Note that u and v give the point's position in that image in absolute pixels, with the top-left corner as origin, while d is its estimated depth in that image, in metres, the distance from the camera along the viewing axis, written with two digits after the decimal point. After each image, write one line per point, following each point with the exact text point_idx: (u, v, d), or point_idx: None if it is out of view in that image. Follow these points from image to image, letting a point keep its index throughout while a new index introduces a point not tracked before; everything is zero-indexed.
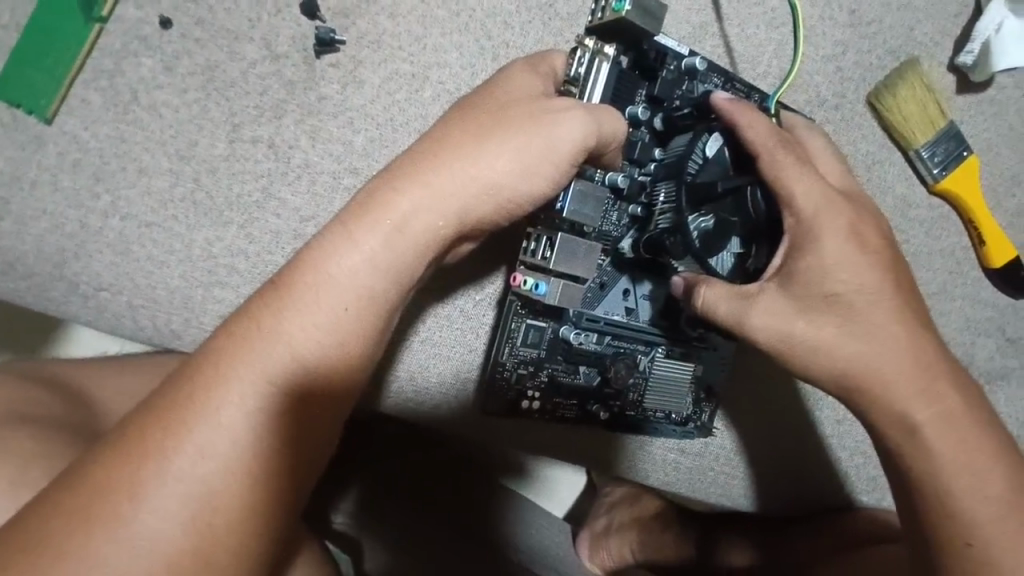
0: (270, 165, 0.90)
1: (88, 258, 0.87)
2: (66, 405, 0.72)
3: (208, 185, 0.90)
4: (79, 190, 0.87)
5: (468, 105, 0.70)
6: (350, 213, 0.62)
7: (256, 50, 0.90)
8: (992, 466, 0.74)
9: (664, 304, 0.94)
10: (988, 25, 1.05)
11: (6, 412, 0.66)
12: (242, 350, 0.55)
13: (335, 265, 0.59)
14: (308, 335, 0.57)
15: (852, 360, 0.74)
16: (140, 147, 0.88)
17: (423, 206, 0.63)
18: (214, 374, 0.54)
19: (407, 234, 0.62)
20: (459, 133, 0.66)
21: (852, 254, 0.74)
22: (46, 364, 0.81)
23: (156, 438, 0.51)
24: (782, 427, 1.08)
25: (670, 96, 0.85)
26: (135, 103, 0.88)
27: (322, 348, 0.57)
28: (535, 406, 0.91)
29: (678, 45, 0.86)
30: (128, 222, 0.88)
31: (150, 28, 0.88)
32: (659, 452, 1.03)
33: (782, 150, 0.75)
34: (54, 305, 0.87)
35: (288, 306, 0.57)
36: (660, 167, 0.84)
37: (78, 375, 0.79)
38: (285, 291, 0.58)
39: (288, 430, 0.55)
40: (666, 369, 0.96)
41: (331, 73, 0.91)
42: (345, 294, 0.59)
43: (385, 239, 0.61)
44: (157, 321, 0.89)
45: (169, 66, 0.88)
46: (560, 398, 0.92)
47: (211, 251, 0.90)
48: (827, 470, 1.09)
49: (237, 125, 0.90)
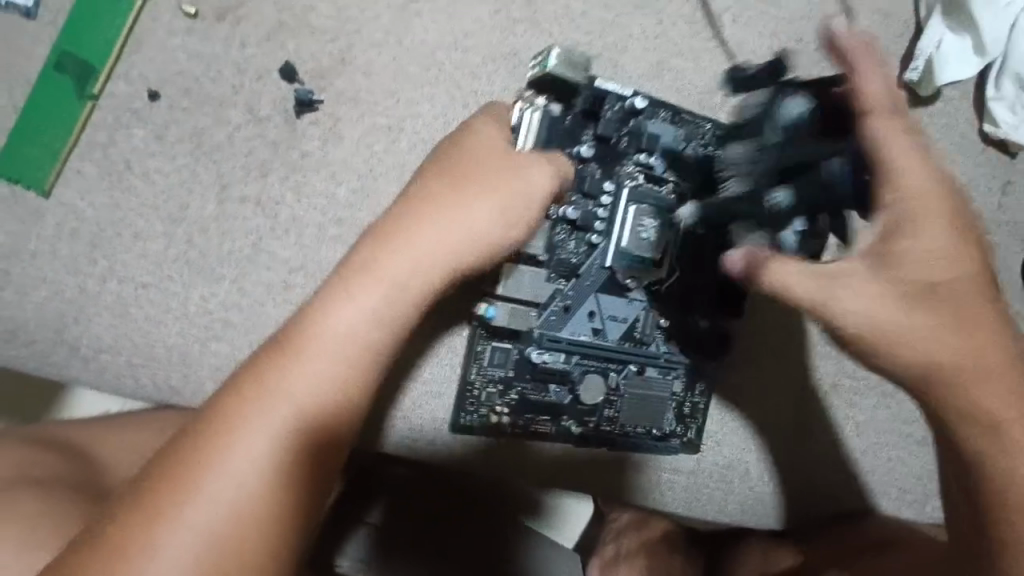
0: (258, 221, 0.95)
1: (87, 322, 0.92)
2: (70, 465, 0.75)
3: (199, 244, 0.94)
4: (77, 257, 0.92)
5: (441, 153, 0.76)
6: (348, 269, 0.65)
7: (240, 114, 0.95)
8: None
9: (633, 325, 0.97)
10: (928, 44, 1.11)
11: (15, 477, 0.69)
12: (247, 401, 0.58)
13: (332, 316, 0.63)
14: (308, 384, 0.60)
15: (956, 353, 0.68)
16: (134, 213, 0.93)
17: (413, 254, 0.67)
18: (221, 427, 0.57)
19: (395, 287, 0.65)
20: (436, 182, 0.71)
21: (954, 241, 0.68)
22: (49, 426, 0.83)
23: (159, 493, 0.54)
24: (798, 428, 1.13)
25: (615, 134, 0.91)
26: (128, 171, 0.93)
27: (322, 396, 0.60)
28: (504, 422, 0.95)
29: (621, 86, 0.91)
30: (125, 285, 0.92)
31: (140, 101, 0.93)
32: (655, 472, 1.08)
33: (892, 114, 0.66)
34: (57, 368, 0.92)
35: (290, 357, 0.61)
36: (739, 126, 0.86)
37: (81, 433, 0.81)
38: (286, 343, 0.62)
39: (291, 477, 0.57)
40: (639, 387, 0.99)
41: (312, 131, 0.96)
42: (343, 346, 0.62)
43: (376, 298, 0.64)
44: (157, 377, 0.93)
45: (159, 135, 0.93)
46: (531, 415, 0.96)
47: (206, 307, 0.94)
48: (846, 471, 1.13)
49: (226, 186, 0.94)
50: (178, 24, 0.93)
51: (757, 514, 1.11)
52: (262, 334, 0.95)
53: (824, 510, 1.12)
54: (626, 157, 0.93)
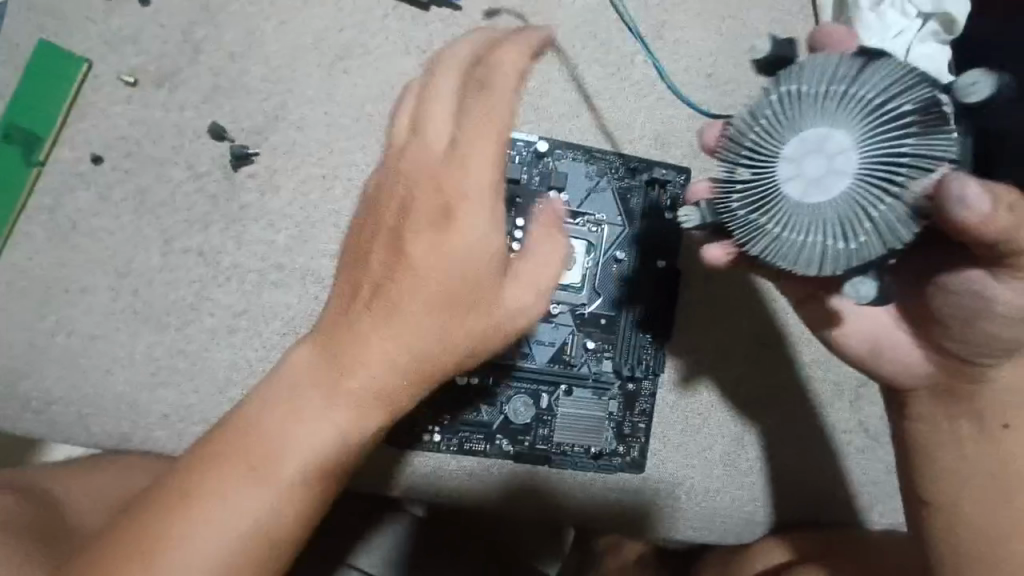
0: (201, 269, 1.00)
1: (39, 376, 0.97)
2: (38, 507, 0.78)
3: (144, 295, 0.99)
4: (28, 314, 0.97)
5: (435, 215, 0.60)
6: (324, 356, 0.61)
7: (181, 171, 1.01)
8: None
9: (559, 348, 1.05)
10: None
11: None
12: (190, 507, 0.56)
13: (297, 417, 0.60)
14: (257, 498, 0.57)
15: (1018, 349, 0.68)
16: (80, 270, 0.98)
17: (393, 337, 0.61)
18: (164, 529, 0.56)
19: (382, 386, 0.61)
20: (417, 246, 0.60)
21: None
22: (29, 470, 0.86)
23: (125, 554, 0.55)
24: (774, 397, 1.12)
25: (523, 177, 1.04)
26: (73, 231, 0.98)
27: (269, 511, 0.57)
28: (437, 440, 1.05)
29: (528, 135, 1.06)
30: (74, 337, 0.98)
31: (84, 165, 0.99)
32: (601, 490, 1.09)
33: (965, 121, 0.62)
34: (6, 422, 0.97)
35: (246, 458, 0.58)
36: (842, 98, 0.61)
37: (57, 478, 0.85)
38: (243, 441, 0.59)
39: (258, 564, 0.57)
40: (571, 406, 1.06)
41: (250, 183, 1.02)
42: (326, 446, 0.60)
43: (354, 401, 0.60)
44: (105, 425, 0.98)
45: (102, 195, 0.99)
46: (463, 433, 1.05)
47: (153, 354, 0.99)
48: (821, 452, 1.12)
49: (169, 239, 1.00)
50: (120, 93, 1.00)
51: (724, 531, 1.11)
52: (207, 379, 0.99)
53: (793, 494, 1.12)
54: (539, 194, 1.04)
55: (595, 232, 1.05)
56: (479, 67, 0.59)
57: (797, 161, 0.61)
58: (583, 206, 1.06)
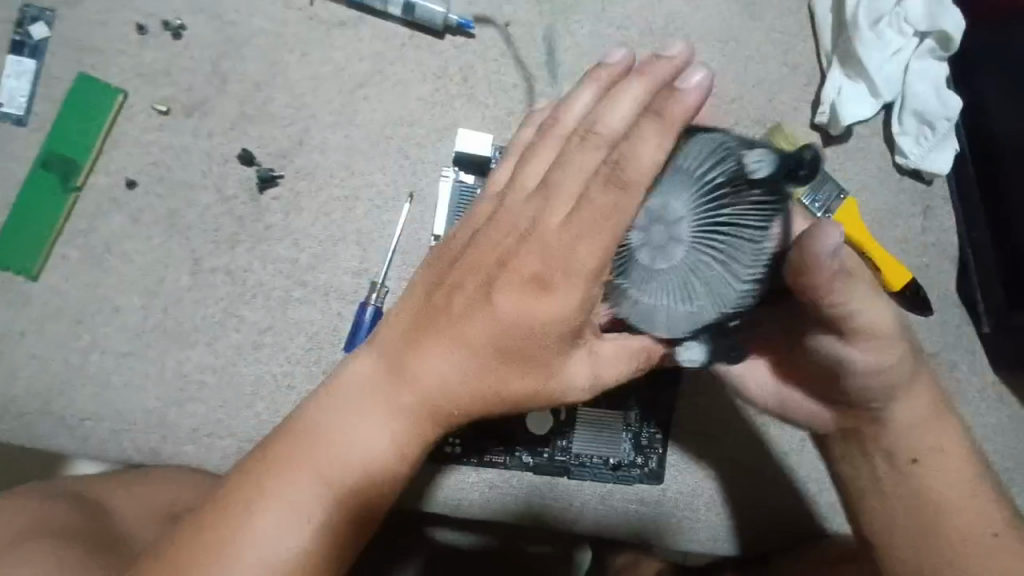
0: (228, 288, 1.04)
1: (74, 393, 1.01)
2: (83, 512, 0.82)
3: (174, 313, 1.03)
4: (63, 333, 1.01)
5: (531, 275, 0.60)
6: (385, 392, 0.63)
7: (209, 195, 1.05)
8: (958, 462, 0.75)
9: None
10: (830, 91, 1.17)
11: (32, 522, 0.78)
12: (255, 525, 0.61)
13: (353, 449, 0.63)
14: (315, 521, 0.63)
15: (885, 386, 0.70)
16: (114, 290, 1.03)
17: (454, 381, 0.62)
18: (228, 544, 0.61)
19: (444, 414, 0.63)
20: (501, 294, 0.60)
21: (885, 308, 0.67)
22: (71, 480, 0.90)
23: (196, 550, 0.61)
24: (713, 433, 1.12)
25: None
26: (107, 253, 1.03)
27: (323, 532, 0.63)
28: (458, 451, 1.10)
29: None
30: (107, 355, 1.02)
31: (118, 190, 1.04)
32: (620, 501, 1.11)
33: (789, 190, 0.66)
34: (40, 439, 1.00)
35: (304, 484, 0.63)
36: (675, 170, 0.64)
37: (98, 486, 0.89)
38: (302, 466, 0.63)
39: (315, 557, 0.62)
40: (588, 417, 1.08)
41: (275, 205, 1.06)
42: (380, 473, 0.64)
43: (411, 416, 0.63)
44: (137, 440, 1.01)
45: (135, 219, 1.04)
46: (484, 444, 1.10)
47: (182, 370, 1.03)
48: (771, 476, 1.12)
49: (198, 259, 1.04)
50: (153, 122, 1.05)
51: (748, 542, 1.10)
52: (234, 394, 1.02)
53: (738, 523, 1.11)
54: None
55: None
56: (626, 141, 0.59)
57: (641, 229, 0.64)
58: None
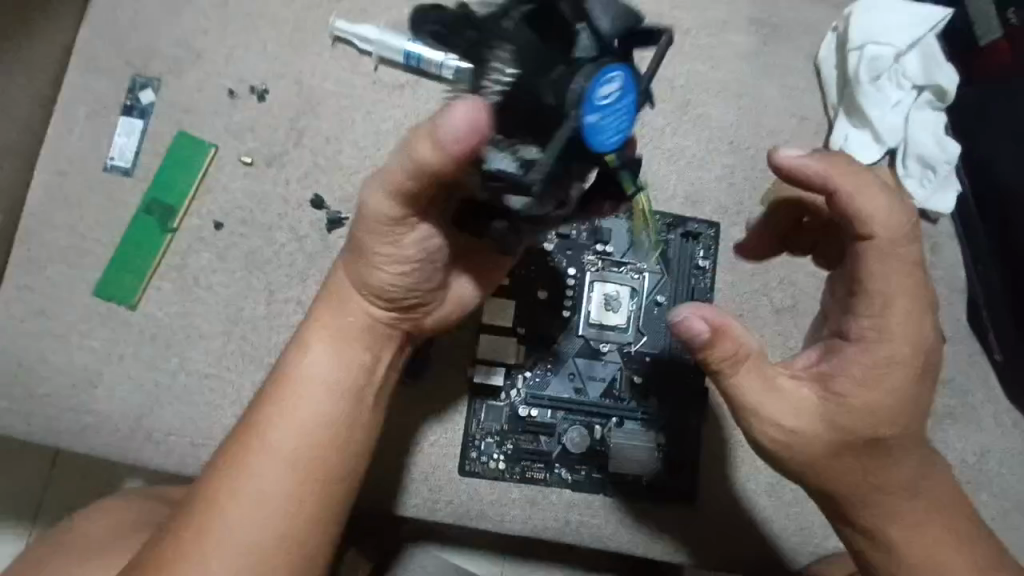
0: (300, 316, 1.17)
1: (161, 410, 1.14)
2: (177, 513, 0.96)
3: (252, 339, 1.16)
4: (155, 355, 1.15)
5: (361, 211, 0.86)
6: (311, 328, 0.86)
7: (284, 234, 1.19)
8: (930, 490, 0.83)
9: (611, 384, 1.18)
10: (838, 137, 1.30)
11: (136, 522, 0.93)
12: (244, 452, 0.77)
13: (301, 373, 0.82)
14: (285, 435, 0.78)
15: (891, 396, 0.78)
16: (200, 317, 1.16)
17: (340, 301, 0.86)
18: (224, 468, 0.77)
19: (344, 322, 0.86)
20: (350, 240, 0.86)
21: (903, 321, 0.77)
22: (165, 488, 1.05)
23: (213, 483, 0.77)
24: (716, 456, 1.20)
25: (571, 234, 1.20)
26: (196, 285, 1.17)
27: (295, 443, 0.79)
28: (500, 466, 1.18)
29: None
30: (192, 376, 1.15)
31: (206, 230, 1.18)
32: (649, 519, 1.19)
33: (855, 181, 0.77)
34: (130, 451, 1.13)
35: (272, 411, 0.80)
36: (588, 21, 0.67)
37: (184, 495, 1.02)
38: (266, 400, 0.81)
39: (303, 463, 0.78)
40: (622, 436, 1.18)
41: (342, 242, 1.19)
42: (319, 381, 0.83)
43: (324, 332, 0.85)
44: (213, 454, 1.12)
45: (221, 255, 1.18)
46: (524, 461, 1.18)
47: (256, 391, 1.14)
48: (766, 489, 1.20)
49: (273, 291, 1.17)
50: (238, 171, 1.20)
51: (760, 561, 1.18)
52: None
53: (714, 551, 1.18)
54: (588, 248, 1.20)
55: (637, 279, 1.20)
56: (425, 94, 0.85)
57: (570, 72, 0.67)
58: (626, 257, 1.21)
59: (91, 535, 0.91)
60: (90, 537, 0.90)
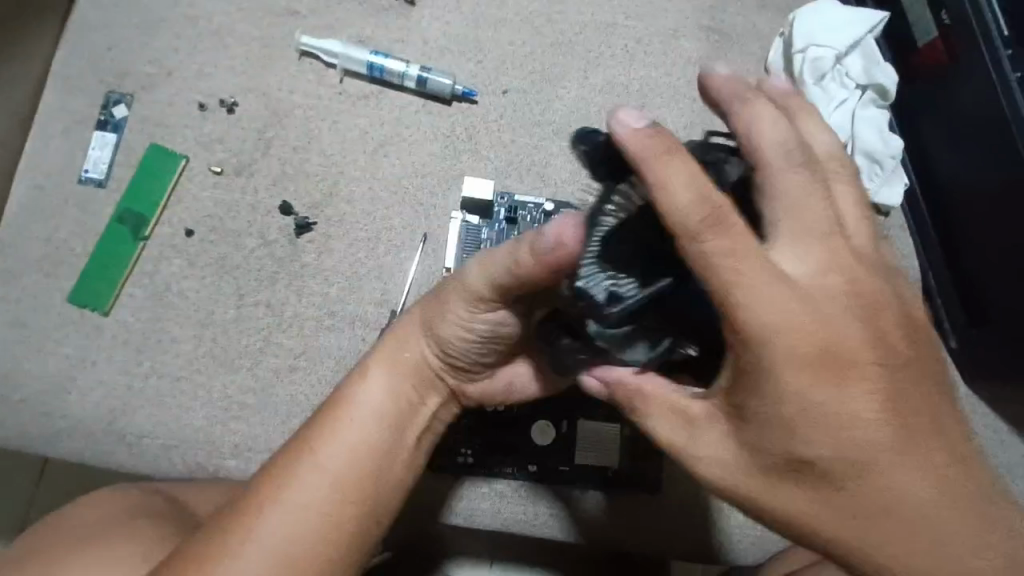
0: (269, 318, 1.20)
1: (133, 412, 1.16)
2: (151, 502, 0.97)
3: (222, 341, 1.19)
4: (128, 359, 1.18)
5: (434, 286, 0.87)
6: (374, 355, 0.84)
7: (253, 241, 1.23)
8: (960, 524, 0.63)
9: None
10: None
11: (113, 512, 0.92)
12: (291, 469, 0.74)
13: (359, 397, 0.80)
14: (338, 456, 0.75)
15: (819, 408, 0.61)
16: (171, 321, 1.20)
17: (402, 344, 0.84)
18: (266, 482, 0.74)
19: (405, 364, 0.83)
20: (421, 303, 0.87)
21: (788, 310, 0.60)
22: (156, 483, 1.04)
23: (251, 496, 0.73)
24: None
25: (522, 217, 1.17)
26: (167, 291, 1.21)
27: (348, 465, 0.75)
28: (469, 461, 1.20)
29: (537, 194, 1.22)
30: (164, 379, 1.18)
31: (178, 238, 1.22)
32: (616, 508, 1.21)
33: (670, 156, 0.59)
34: (104, 453, 1.15)
35: (326, 431, 0.77)
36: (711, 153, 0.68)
37: (172, 488, 1.02)
38: (323, 419, 0.78)
39: (352, 488, 0.74)
40: (588, 428, 1.20)
41: (309, 246, 1.24)
42: (378, 408, 0.80)
43: (386, 367, 0.83)
44: (186, 454, 1.15)
45: (192, 262, 1.22)
46: (492, 454, 1.20)
47: (227, 392, 1.17)
48: None
49: (243, 295, 1.21)
50: (208, 180, 1.25)
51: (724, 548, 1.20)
52: (271, 413, 1.17)
53: (685, 540, 1.21)
54: None
55: None
56: None
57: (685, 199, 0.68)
58: None
59: (66, 530, 0.90)
60: (68, 528, 0.91)
